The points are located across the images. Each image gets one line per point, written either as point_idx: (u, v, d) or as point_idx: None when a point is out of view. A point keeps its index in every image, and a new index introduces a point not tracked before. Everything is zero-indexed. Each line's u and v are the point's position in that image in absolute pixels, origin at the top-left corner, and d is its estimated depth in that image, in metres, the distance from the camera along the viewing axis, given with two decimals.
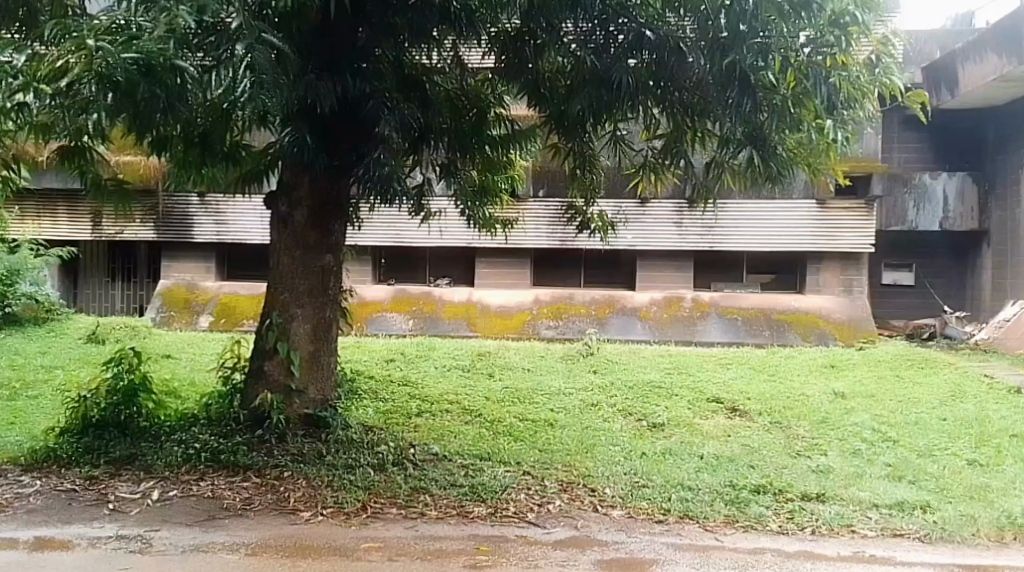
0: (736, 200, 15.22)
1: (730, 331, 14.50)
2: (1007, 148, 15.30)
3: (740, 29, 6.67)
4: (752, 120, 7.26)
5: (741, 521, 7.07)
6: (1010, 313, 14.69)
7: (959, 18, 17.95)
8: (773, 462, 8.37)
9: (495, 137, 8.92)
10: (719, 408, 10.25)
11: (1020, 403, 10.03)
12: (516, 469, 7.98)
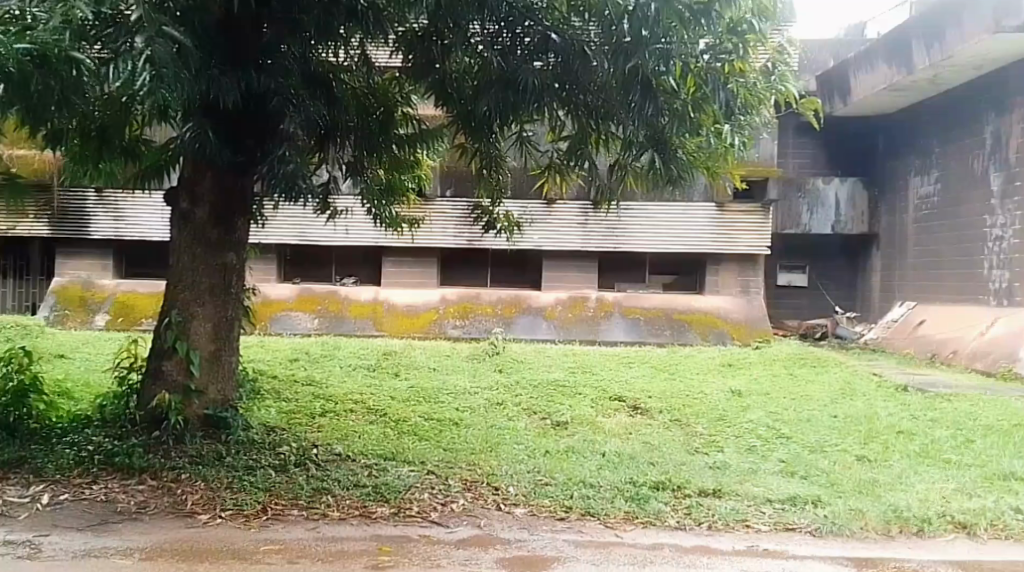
0: (639, 202, 15.51)
1: (632, 331, 14.81)
2: (896, 155, 16.02)
3: (642, 35, 6.75)
4: (654, 123, 7.42)
5: (640, 517, 7.24)
6: (897, 314, 15.36)
7: (853, 29, 18.70)
8: (672, 458, 8.59)
9: (403, 136, 8.92)
10: (622, 406, 10.45)
11: (906, 399, 10.48)
12: (420, 468, 7.98)
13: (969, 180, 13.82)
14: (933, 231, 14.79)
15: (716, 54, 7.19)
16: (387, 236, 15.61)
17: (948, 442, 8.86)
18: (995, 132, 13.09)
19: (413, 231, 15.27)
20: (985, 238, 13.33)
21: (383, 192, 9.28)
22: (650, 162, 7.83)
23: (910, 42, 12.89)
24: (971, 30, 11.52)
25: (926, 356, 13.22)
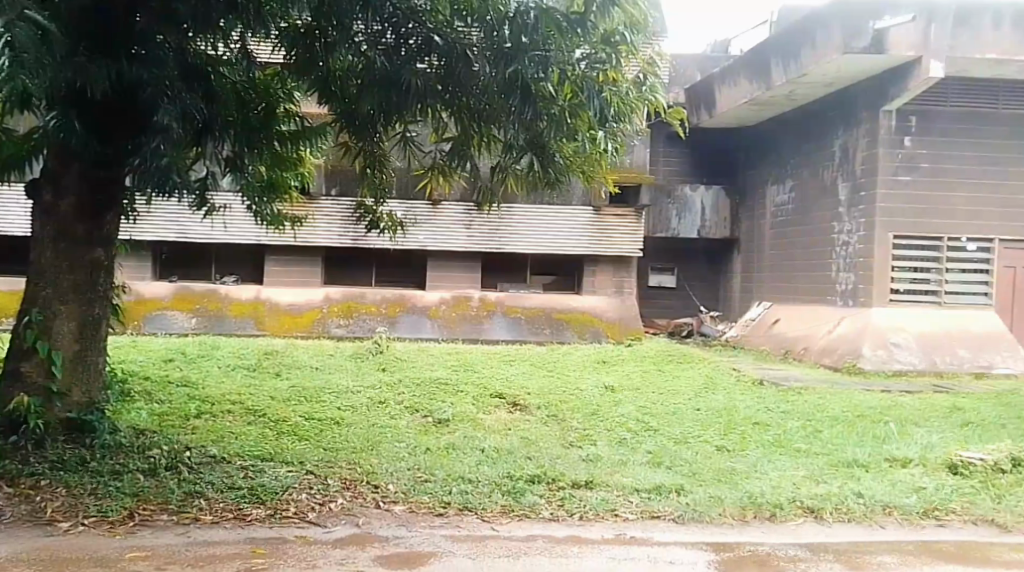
0: (521, 205, 15.88)
1: (514, 330, 15.23)
2: (755, 165, 16.96)
3: (522, 41, 7.10)
4: (533, 127, 7.71)
5: (517, 510, 7.54)
6: (755, 313, 16.19)
7: (719, 44, 19.63)
8: (548, 453, 8.93)
9: (285, 133, 8.90)
10: (501, 403, 10.76)
11: (762, 393, 11.12)
12: (299, 469, 8.08)
13: (820, 192, 14.67)
14: (789, 236, 15.61)
15: (591, 63, 7.53)
16: (268, 234, 15.52)
17: (799, 433, 9.47)
18: (843, 146, 13.99)
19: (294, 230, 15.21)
20: (833, 242, 14.20)
21: (265, 188, 9.30)
22: (528, 166, 8.15)
23: (770, 59, 13.64)
24: (823, 50, 12.33)
25: (781, 353, 14.06)
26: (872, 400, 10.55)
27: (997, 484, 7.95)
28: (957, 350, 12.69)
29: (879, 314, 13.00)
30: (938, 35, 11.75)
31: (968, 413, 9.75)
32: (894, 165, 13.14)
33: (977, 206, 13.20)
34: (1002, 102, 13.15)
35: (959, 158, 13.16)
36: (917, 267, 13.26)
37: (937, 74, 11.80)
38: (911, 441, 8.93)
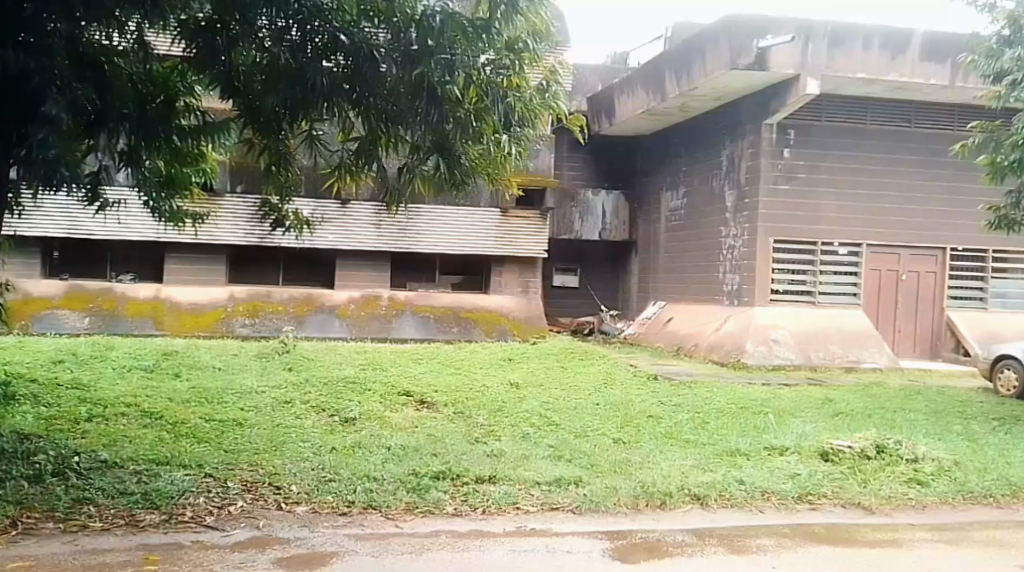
0: (429, 206, 16.16)
1: (422, 329, 15.51)
2: (650, 172, 17.68)
3: (428, 44, 6.80)
4: (439, 129, 7.23)
5: (420, 506, 7.80)
6: (650, 311, 16.91)
7: (619, 56, 20.36)
8: (454, 449, 9.25)
9: (184, 128, 7.53)
10: (409, 400, 11.10)
11: (655, 387, 11.73)
12: (197, 472, 8.24)
13: (710, 198, 15.41)
14: (681, 238, 16.36)
15: (493, 69, 7.40)
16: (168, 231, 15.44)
17: (688, 425, 10.07)
18: (730, 155, 14.73)
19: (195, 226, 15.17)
20: (720, 245, 14.96)
21: (163, 184, 8.39)
22: (434, 166, 7.67)
23: (664, 71, 14.31)
24: (711, 63, 12.98)
25: (673, 349, 14.71)
26: (755, 392, 11.26)
27: (864, 470, 8.49)
28: (830, 347, 13.55)
29: (762, 313, 13.79)
30: (814, 54, 12.57)
31: (840, 404, 10.47)
32: (775, 175, 13.95)
33: (848, 215, 14.19)
34: (867, 119, 14.17)
35: (835, 169, 14.09)
36: (794, 270, 14.19)
37: (813, 91, 12.60)
38: (789, 431, 9.60)
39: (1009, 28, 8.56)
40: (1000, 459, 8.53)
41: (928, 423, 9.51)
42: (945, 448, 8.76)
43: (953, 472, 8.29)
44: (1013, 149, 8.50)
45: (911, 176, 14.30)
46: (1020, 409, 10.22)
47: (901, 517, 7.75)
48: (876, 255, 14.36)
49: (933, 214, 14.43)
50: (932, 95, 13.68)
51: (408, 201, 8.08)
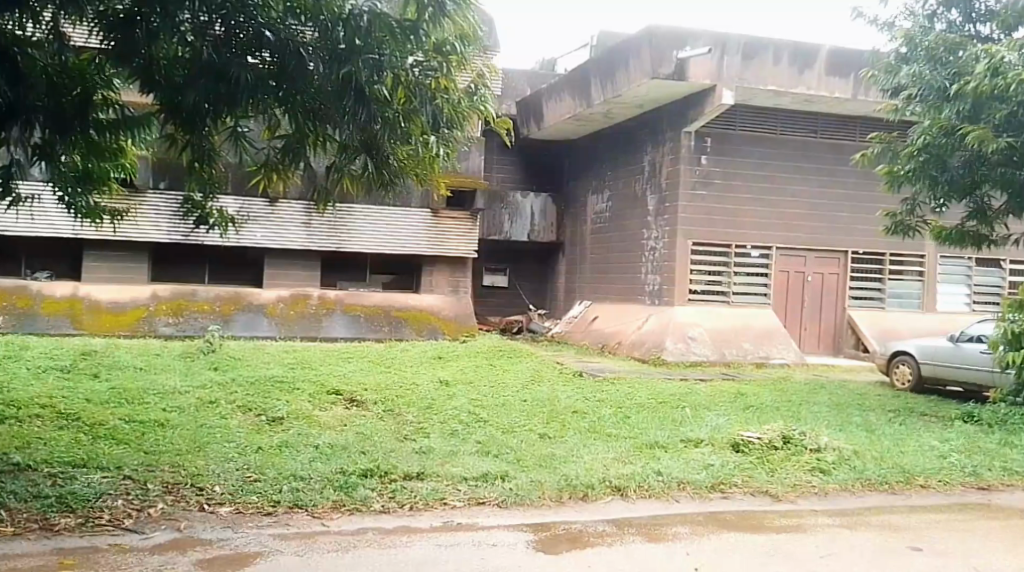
0: (359, 206, 16.30)
1: (352, 329, 15.71)
2: (577, 176, 18.17)
3: (355, 44, 6.30)
4: (367, 129, 6.71)
5: (347, 505, 7.45)
6: (577, 310, 17.39)
7: (546, 63, 20.80)
8: (382, 447, 9.03)
9: (102, 122, 6.95)
10: (338, 399, 11.16)
11: (580, 383, 12.16)
12: (115, 474, 7.79)
13: (632, 202, 15.92)
14: (605, 240, 16.85)
15: (424, 70, 6.81)
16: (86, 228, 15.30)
17: (611, 420, 10.40)
18: (652, 161, 15.26)
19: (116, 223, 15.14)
20: (642, 248, 15.49)
21: (78, 178, 8.01)
22: (362, 166, 7.06)
23: (589, 79, 14.78)
24: (635, 72, 13.48)
25: (598, 347, 15.18)
26: (673, 388, 11.78)
27: (770, 459, 8.72)
28: (743, 344, 14.18)
29: (680, 311, 14.36)
30: (729, 67, 13.15)
31: (751, 399, 10.98)
32: (692, 180, 14.51)
33: (760, 219, 14.85)
34: (777, 128, 14.83)
35: (750, 176, 14.74)
36: (712, 271, 14.79)
37: (728, 100, 13.19)
38: (703, 424, 10.06)
39: (905, 45, 9.23)
40: (896, 449, 8.78)
41: (831, 415, 10.06)
42: (844, 438, 9.11)
43: (852, 460, 8.51)
44: (908, 158, 9.22)
45: (818, 183, 15.06)
46: (915, 401, 10.84)
47: (805, 504, 7.90)
48: (784, 258, 15.08)
49: (838, 220, 15.23)
50: (836, 107, 14.39)
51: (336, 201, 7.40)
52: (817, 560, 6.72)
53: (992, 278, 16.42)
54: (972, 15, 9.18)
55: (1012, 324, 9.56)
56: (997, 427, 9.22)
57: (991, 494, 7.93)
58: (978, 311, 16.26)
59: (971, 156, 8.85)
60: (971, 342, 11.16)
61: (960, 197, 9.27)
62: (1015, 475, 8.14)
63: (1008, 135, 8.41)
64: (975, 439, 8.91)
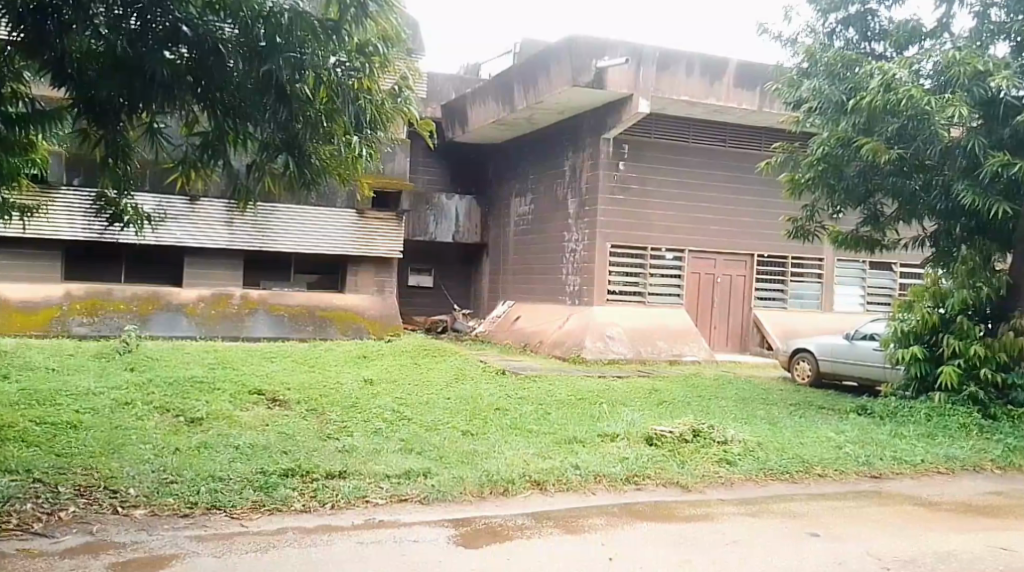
0: (284, 205, 16.39)
1: (276, 328, 15.86)
2: (500, 180, 18.54)
3: (276, 41, 6.20)
4: (288, 128, 6.60)
5: (267, 505, 7.14)
6: (499, 310, 17.75)
7: (470, 68, 21.11)
8: (304, 446, 8.62)
9: (9, 116, 6.70)
10: (261, 399, 10.77)
11: (503, 381, 12.44)
12: (23, 477, 7.38)
13: (554, 205, 16.36)
14: (527, 242, 17.26)
15: (346, 70, 6.72)
16: None
17: (531, 417, 10.53)
18: (573, 165, 15.68)
19: (27, 220, 14.65)
20: (562, 249, 15.92)
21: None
22: (282, 165, 6.76)
23: (512, 85, 15.13)
24: (556, 79, 13.86)
25: (520, 345, 15.56)
26: (591, 385, 12.19)
27: (682, 452, 9.09)
28: (657, 341, 14.74)
29: (599, 311, 14.82)
30: (645, 77, 13.68)
31: (664, 395, 11.45)
32: (611, 185, 14.99)
33: (673, 224, 15.46)
34: (689, 136, 15.45)
35: (665, 181, 15.32)
36: (629, 272, 15.29)
37: (645, 109, 13.73)
38: (620, 420, 10.40)
39: (807, 60, 9.84)
40: (797, 440, 9.28)
41: (738, 410, 10.55)
42: (749, 431, 9.57)
43: (755, 452, 8.92)
44: (808, 167, 9.82)
45: (728, 190, 15.77)
46: (813, 395, 11.46)
47: (712, 494, 8.20)
48: (696, 260, 15.76)
49: (745, 226, 15.98)
50: (745, 118, 15.07)
51: (256, 201, 6.94)
52: (726, 547, 6.89)
53: (883, 280, 17.35)
54: (867, 34, 9.86)
55: (902, 323, 10.52)
56: (888, 419, 9.83)
57: (880, 482, 8.39)
58: (871, 312, 17.18)
59: (864, 167, 9.56)
60: (864, 340, 11.88)
61: (854, 205, 10.03)
62: (906, 465, 8.62)
63: (899, 148, 9.07)
64: (867, 431, 9.49)
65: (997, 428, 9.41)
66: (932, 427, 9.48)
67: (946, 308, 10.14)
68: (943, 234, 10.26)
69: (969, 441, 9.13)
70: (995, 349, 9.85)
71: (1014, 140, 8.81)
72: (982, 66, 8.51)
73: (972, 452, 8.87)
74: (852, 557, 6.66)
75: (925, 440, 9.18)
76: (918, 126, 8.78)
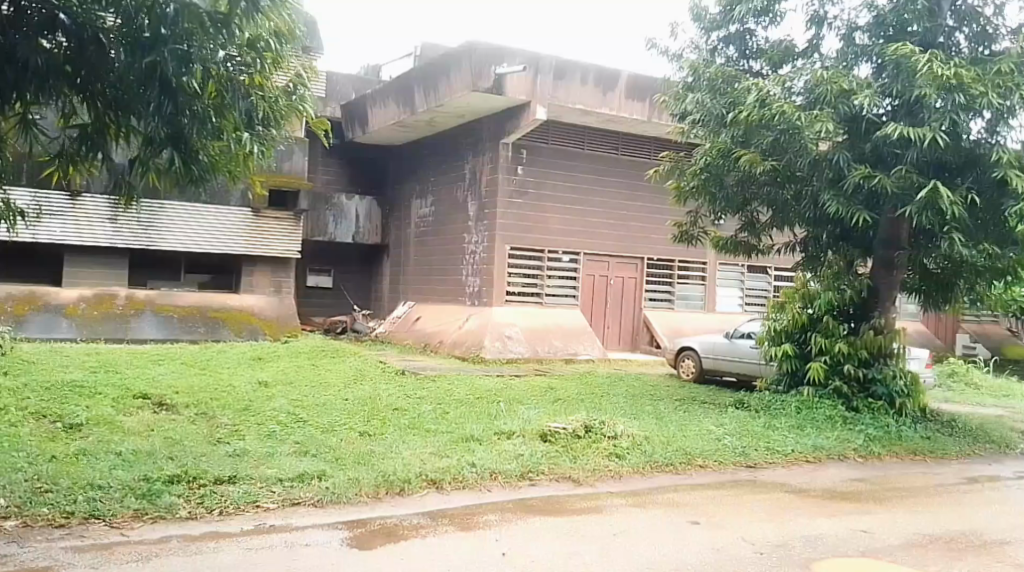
0: (173, 203, 16.02)
1: (163, 330, 15.56)
2: (400, 182, 18.69)
3: (161, 32, 6.17)
4: (174, 122, 6.51)
5: (150, 513, 6.96)
6: (399, 310, 17.89)
7: (370, 69, 21.23)
8: (192, 451, 8.37)
9: None
10: (146, 404, 10.43)
11: (402, 381, 12.55)
12: None
13: (454, 207, 16.56)
14: (427, 243, 17.43)
15: (235, 66, 6.85)
16: None
17: (429, 416, 10.53)
18: (472, 170, 15.95)
19: None
20: (462, 251, 16.13)
21: None
22: (168, 161, 6.67)
23: (412, 87, 15.31)
24: (456, 83, 14.10)
25: (420, 346, 15.70)
26: (486, 384, 12.42)
27: (574, 447, 9.27)
28: (554, 341, 15.07)
29: (498, 312, 15.07)
30: (542, 84, 14.02)
31: (558, 394, 11.72)
32: (510, 189, 15.27)
33: (570, 227, 15.87)
34: (585, 144, 15.91)
35: (560, 186, 15.70)
36: (526, 274, 15.60)
37: (542, 116, 14.11)
38: (515, 417, 10.57)
39: (691, 74, 10.32)
40: (679, 434, 9.68)
41: (627, 406, 10.90)
42: (636, 427, 9.90)
43: (643, 446, 9.26)
44: (692, 176, 10.45)
45: (619, 196, 16.30)
46: (696, 391, 11.91)
47: (602, 487, 8.44)
48: (591, 262, 16.19)
49: (636, 230, 16.53)
50: (635, 127, 15.57)
51: (138, 198, 6.88)
52: (611, 538, 7.08)
53: (759, 282, 18.17)
54: (746, 52, 10.41)
55: (773, 323, 11.04)
56: (761, 412, 10.35)
57: (756, 472, 8.85)
58: (750, 312, 17.93)
59: (742, 178, 10.10)
60: (743, 338, 12.44)
61: (734, 212, 10.59)
62: (777, 455, 9.12)
63: (772, 159, 9.64)
64: (744, 424, 9.96)
65: (858, 420, 10.08)
66: (801, 418, 10.05)
67: (814, 308, 10.70)
68: (812, 240, 10.70)
69: (833, 432, 9.70)
70: (857, 346, 10.46)
71: (873, 155, 9.43)
72: (847, 85, 9.02)
73: (836, 442, 9.43)
74: (730, 543, 6.93)
75: (795, 431, 9.71)
76: (790, 139, 9.29)
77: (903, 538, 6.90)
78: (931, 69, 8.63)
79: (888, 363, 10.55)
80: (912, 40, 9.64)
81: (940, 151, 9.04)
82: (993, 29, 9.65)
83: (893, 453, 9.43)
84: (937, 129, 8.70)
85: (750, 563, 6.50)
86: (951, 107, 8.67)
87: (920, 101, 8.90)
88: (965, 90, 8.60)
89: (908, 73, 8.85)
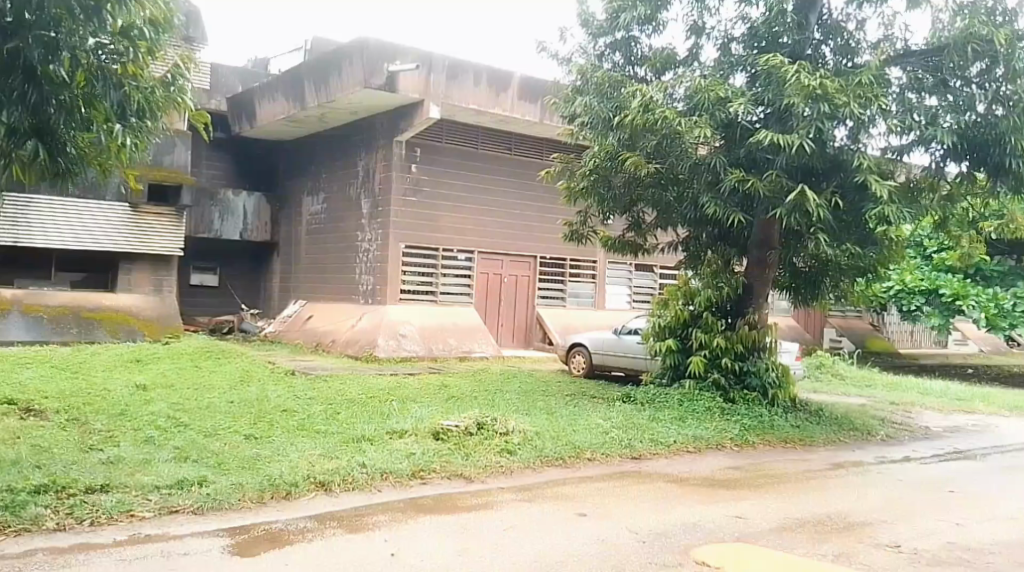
0: (42, 197, 15.45)
1: (32, 330, 14.94)
2: (292, 180, 18.45)
3: (24, 18, 6.07)
4: (41, 112, 6.32)
5: (12, 526, 6.71)
6: (290, 310, 17.61)
7: (258, 62, 20.84)
8: (61, 459, 8.10)
9: None
10: (14, 410, 10.01)
11: (291, 382, 12.37)
12: None
13: (347, 205, 16.40)
14: (320, 242, 17.23)
15: (107, 54, 6.57)
16: None
17: (319, 417, 10.40)
18: (365, 168, 15.84)
19: None
20: (356, 249, 15.99)
21: None
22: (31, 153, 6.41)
23: (303, 83, 15.06)
24: (347, 80, 13.96)
25: (312, 345, 15.48)
26: (377, 383, 12.33)
27: (465, 444, 9.26)
28: (447, 340, 15.06)
29: (391, 311, 14.98)
30: (435, 82, 14.04)
31: (448, 392, 11.71)
32: (403, 188, 15.21)
33: (463, 227, 15.91)
34: (478, 143, 15.98)
35: (453, 185, 15.72)
36: (419, 272, 15.55)
37: (436, 116, 14.15)
38: (406, 416, 10.51)
39: (579, 78, 10.44)
40: (569, 428, 9.81)
41: (518, 403, 10.97)
42: (527, 422, 9.97)
43: (534, 441, 9.33)
44: (582, 177, 10.66)
45: (511, 194, 16.43)
46: (585, 387, 12.08)
47: (493, 483, 8.47)
48: (484, 260, 16.25)
49: (527, 229, 16.68)
50: (526, 128, 15.72)
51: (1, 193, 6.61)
52: (496, 533, 7.12)
53: (645, 281, 18.54)
54: (631, 58, 10.64)
55: (659, 319, 11.34)
56: (646, 405, 10.55)
57: (640, 463, 9.04)
58: (637, 310, 18.26)
59: (629, 178, 10.34)
60: (630, 335, 12.68)
61: (618, 210, 10.77)
62: (661, 446, 9.35)
63: (656, 162, 9.90)
64: (630, 417, 10.15)
65: (735, 411, 10.38)
66: (683, 410, 10.30)
67: (694, 305, 11.06)
68: (693, 239, 10.96)
69: (712, 423, 10.00)
70: (734, 341, 10.81)
71: (747, 160, 9.70)
72: (723, 93, 9.32)
73: (713, 433, 9.72)
74: (612, 534, 7.03)
75: (677, 423, 9.96)
76: (671, 143, 9.59)
77: (774, 522, 7.15)
78: (799, 79, 8.90)
79: (761, 356, 10.93)
80: (782, 51, 9.96)
81: (808, 157, 9.32)
82: (855, 43, 10.15)
83: (767, 442, 9.76)
84: (804, 136, 9.02)
85: (632, 553, 6.61)
86: (817, 116, 8.95)
87: (787, 110, 9.27)
88: (830, 100, 8.85)
89: (778, 83, 9.16)
